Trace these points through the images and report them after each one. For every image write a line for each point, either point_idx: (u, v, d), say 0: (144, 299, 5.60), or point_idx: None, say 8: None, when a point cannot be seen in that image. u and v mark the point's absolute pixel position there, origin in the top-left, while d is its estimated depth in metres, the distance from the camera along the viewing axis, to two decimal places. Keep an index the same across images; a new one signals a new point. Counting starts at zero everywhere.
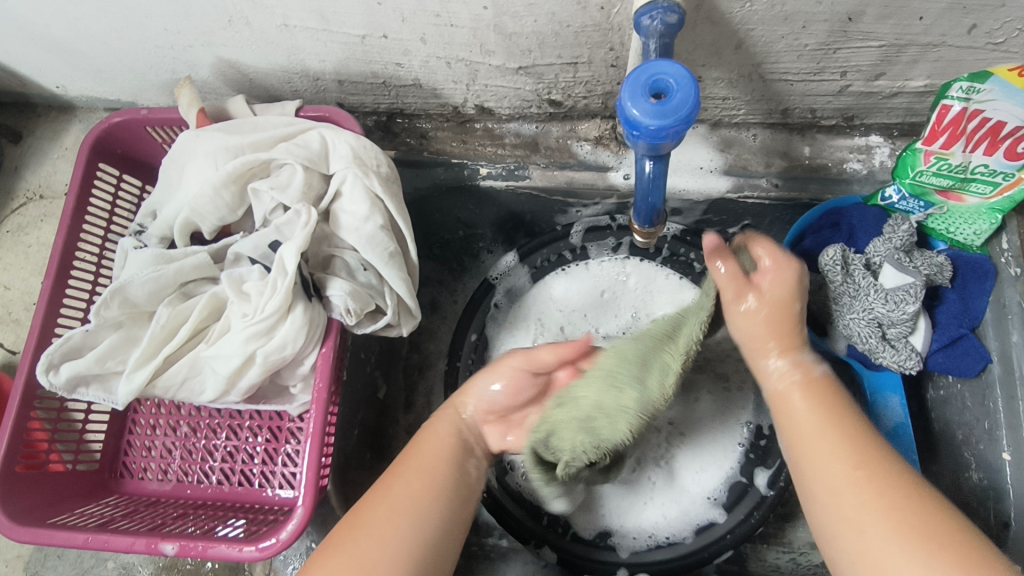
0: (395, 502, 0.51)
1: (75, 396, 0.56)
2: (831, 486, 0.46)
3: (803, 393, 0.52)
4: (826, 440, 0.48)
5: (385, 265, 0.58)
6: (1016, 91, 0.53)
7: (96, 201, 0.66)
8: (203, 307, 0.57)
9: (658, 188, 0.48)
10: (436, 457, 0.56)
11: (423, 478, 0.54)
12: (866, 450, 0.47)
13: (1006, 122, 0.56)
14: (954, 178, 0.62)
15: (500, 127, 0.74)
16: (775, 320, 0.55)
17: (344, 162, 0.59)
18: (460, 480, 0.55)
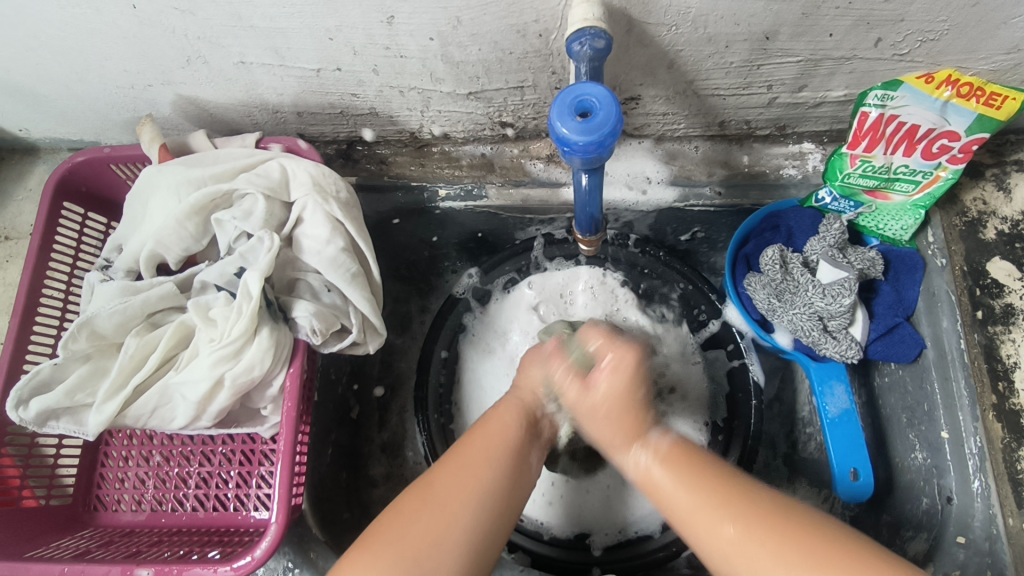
0: (459, 479, 0.53)
1: (46, 430, 0.57)
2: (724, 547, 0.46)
3: (665, 468, 0.52)
4: (705, 507, 0.48)
5: (348, 285, 0.61)
6: (925, 96, 0.59)
7: (62, 239, 0.67)
8: (171, 336, 0.59)
9: (595, 199, 0.52)
10: (481, 454, 0.56)
11: (460, 479, 0.53)
12: (740, 500, 0.47)
13: (920, 124, 0.61)
14: (879, 178, 0.67)
15: (456, 150, 0.77)
16: (612, 410, 0.57)
17: (304, 190, 0.61)
18: (524, 465, 0.57)
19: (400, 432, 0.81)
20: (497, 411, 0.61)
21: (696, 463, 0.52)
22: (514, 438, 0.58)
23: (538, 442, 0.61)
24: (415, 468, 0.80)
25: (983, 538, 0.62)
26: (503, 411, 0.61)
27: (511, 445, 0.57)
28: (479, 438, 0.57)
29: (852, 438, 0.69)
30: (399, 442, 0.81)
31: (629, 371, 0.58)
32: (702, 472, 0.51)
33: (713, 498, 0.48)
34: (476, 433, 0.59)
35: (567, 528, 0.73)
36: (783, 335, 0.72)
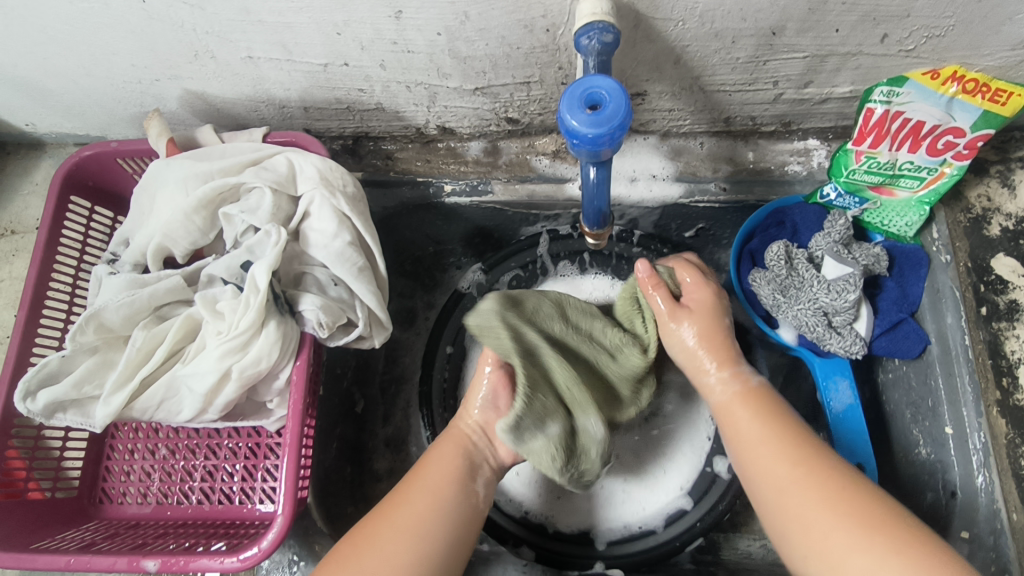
0: (398, 524, 0.52)
1: (53, 422, 0.57)
2: (776, 484, 0.52)
3: (742, 403, 0.58)
4: (768, 445, 0.54)
5: (354, 279, 0.61)
6: (930, 92, 0.59)
7: (69, 233, 0.68)
8: (177, 329, 0.59)
9: (603, 192, 0.52)
10: (421, 498, 0.54)
11: (396, 527, 0.52)
12: (803, 448, 0.53)
13: (926, 121, 0.62)
14: (884, 174, 0.68)
15: (462, 146, 0.77)
16: (707, 337, 0.61)
17: (311, 184, 0.61)
18: (466, 501, 0.56)
19: (404, 427, 0.80)
20: (440, 443, 0.59)
21: (773, 404, 0.57)
22: (453, 474, 0.57)
23: (482, 467, 0.59)
24: (419, 463, 0.79)
25: (988, 533, 0.62)
26: (443, 441, 0.59)
27: (449, 480, 0.56)
28: (420, 474, 0.56)
29: (854, 434, 0.69)
30: (402, 437, 0.80)
31: (715, 304, 0.63)
32: (778, 417, 0.55)
33: (777, 439, 0.54)
34: (422, 466, 0.58)
35: (572, 524, 0.73)
36: (788, 331, 0.72)
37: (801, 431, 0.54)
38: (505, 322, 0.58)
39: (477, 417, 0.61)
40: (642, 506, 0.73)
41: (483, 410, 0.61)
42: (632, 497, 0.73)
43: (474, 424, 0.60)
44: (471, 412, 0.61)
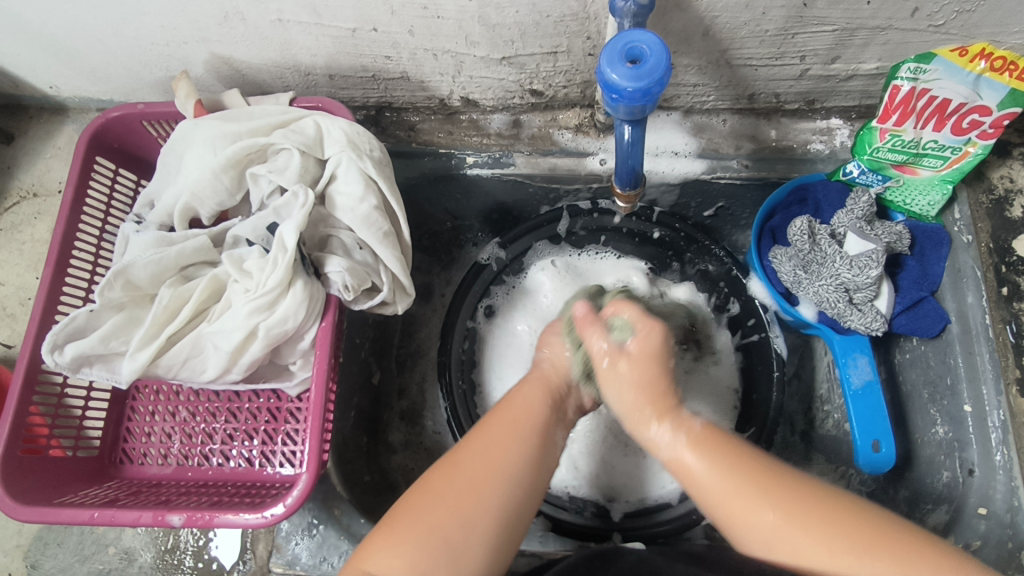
0: (488, 460, 0.52)
1: (80, 375, 0.57)
2: (759, 532, 0.48)
3: (694, 453, 0.51)
4: (739, 494, 0.49)
5: (379, 243, 0.61)
6: (957, 70, 0.59)
7: (94, 194, 0.68)
8: (203, 288, 0.59)
9: (636, 153, 0.52)
10: (505, 437, 0.53)
11: (479, 468, 0.51)
12: (779, 490, 0.48)
13: (952, 98, 0.61)
14: (908, 152, 0.68)
15: (484, 118, 0.77)
16: (638, 389, 0.54)
17: (339, 146, 0.62)
18: (549, 448, 0.55)
19: (420, 401, 0.83)
20: (522, 386, 0.59)
21: (725, 446, 0.51)
22: (542, 416, 0.56)
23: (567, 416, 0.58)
24: (433, 437, 0.82)
25: (1004, 511, 0.63)
26: (535, 385, 0.59)
27: (540, 420, 0.55)
28: (508, 412, 0.56)
29: (876, 410, 0.69)
30: (418, 410, 0.83)
31: (659, 345, 0.55)
32: (732, 456, 0.50)
33: (741, 483, 0.49)
34: (506, 404, 0.57)
35: (605, 496, 0.75)
36: (807, 309, 0.72)
37: (756, 460, 0.50)
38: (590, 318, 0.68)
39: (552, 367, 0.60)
40: (671, 475, 0.75)
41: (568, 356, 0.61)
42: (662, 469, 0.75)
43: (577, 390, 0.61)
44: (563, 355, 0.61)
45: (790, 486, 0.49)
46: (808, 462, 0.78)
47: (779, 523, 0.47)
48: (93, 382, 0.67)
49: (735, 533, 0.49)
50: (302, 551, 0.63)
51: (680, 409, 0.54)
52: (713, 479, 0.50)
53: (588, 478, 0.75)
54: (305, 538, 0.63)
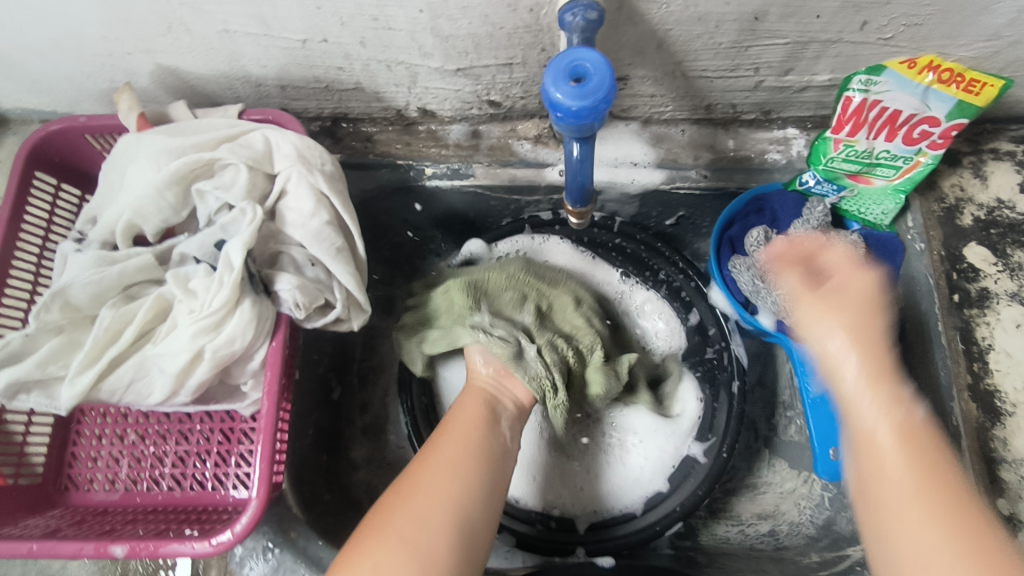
0: (438, 463, 0.53)
1: (15, 403, 0.55)
2: (913, 540, 0.42)
3: (896, 438, 0.47)
4: (919, 501, 0.43)
5: (332, 259, 0.60)
6: (907, 82, 0.60)
7: (33, 211, 0.65)
8: (148, 309, 0.57)
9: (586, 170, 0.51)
10: (446, 451, 0.55)
11: (434, 471, 0.53)
12: (961, 510, 0.42)
13: (902, 110, 0.62)
14: (861, 162, 0.68)
15: (443, 129, 0.77)
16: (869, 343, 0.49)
17: (288, 161, 0.60)
18: (493, 441, 0.58)
19: (382, 415, 0.82)
20: (458, 403, 0.62)
21: (931, 450, 0.46)
22: (477, 418, 0.59)
23: (503, 413, 0.62)
24: (397, 451, 0.81)
25: None
26: (466, 400, 0.62)
27: (474, 424, 0.59)
28: (447, 425, 0.58)
29: (831, 418, 0.68)
30: (381, 425, 0.82)
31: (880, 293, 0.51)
32: (937, 461, 0.45)
33: (927, 485, 0.44)
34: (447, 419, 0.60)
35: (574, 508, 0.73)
36: (766, 317, 0.71)
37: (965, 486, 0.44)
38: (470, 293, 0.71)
39: (485, 371, 0.65)
40: (643, 477, 0.73)
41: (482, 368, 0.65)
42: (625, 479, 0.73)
43: (485, 377, 0.64)
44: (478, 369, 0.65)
45: (987, 527, 0.42)
46: (772, 468, 0.79)
47: (937, 538, 0.41)
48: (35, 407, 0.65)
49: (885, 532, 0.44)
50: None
51: (909, 391, 0.49)
52: (897, 472, 0.45)
53: (554, 487, 0.74)
54: (259, 563, 0.61)
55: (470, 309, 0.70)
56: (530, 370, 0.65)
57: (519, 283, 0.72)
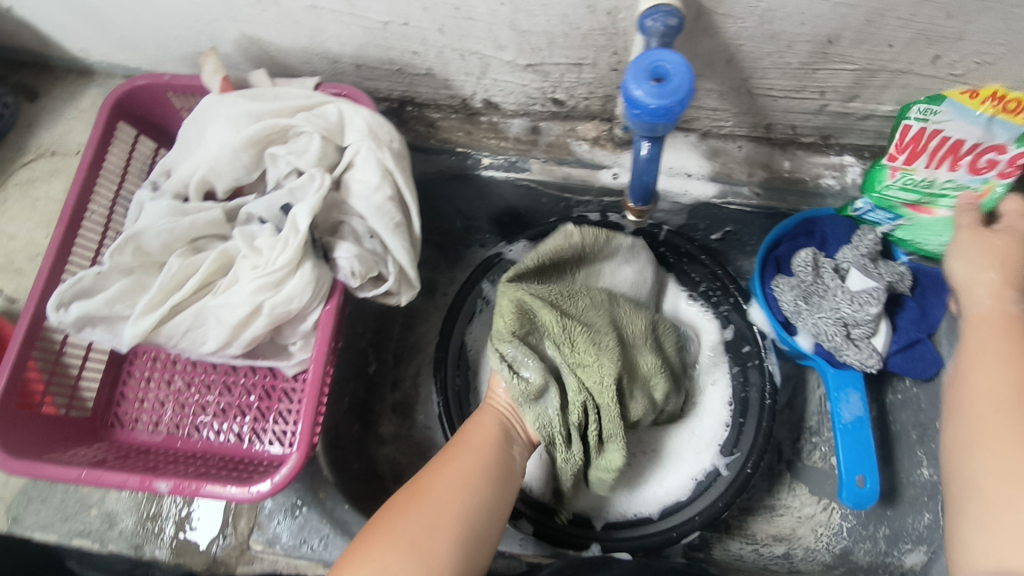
0: (449, 475, 0.62)
1: (81, 335, 0.58)
2: (977, 402, 0.55)
3: (998, 325, 0.60)
4: (988, 374, 0.56)
5: (391, 234, 0.62)
6: (969, 112, 0.60)
7: (111, 159, 0.68)
8: (212, 261, 0.60)
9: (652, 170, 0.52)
10: (458, 467, 0.63)
11: (445, 485, 0.60)
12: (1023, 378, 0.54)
13: (964, 139, 0.62)
14: (920, 192, 0.68)
15: (504, 122, 0.79)
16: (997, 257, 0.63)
17: (359, 135, 0.62)
18: (503, 464, 0.65)
19: (413, 394, 0.84)
20: (473, 421, 0.70)
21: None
22: (491, 440, 0.67)
23: (515, 440, 0.69)
24: (424, 431, 0.83)
25: None
26: (483, 418, 0.70)
27: (487, 445, 0.66)
28: (464, 442, 0.66)
29: (867, 445, 0.68)
30: (411, 403, 0.84)
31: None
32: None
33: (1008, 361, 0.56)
34: (464, 435, 0.68)
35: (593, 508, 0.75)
36: (806, 339, 0.71)
37: None
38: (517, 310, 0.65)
39: (502, 396, 0.71)
40: (659, 493, 0.75)
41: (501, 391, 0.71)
42: (646, 486, 0.76)
43: (502, 402, 0.71)
44: (497, 392, 0.72)
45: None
46: (794, 493, 0.78)
47: (994, 396, 0.54)
48: (92, 343, 0.67)
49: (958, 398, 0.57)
50: (282, 532, 0.64)
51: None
52: (994, 350, 0.58)
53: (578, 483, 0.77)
54: (287, 519, 0.64)
55: (510, 337, 0.65)
56: (543, 415, 0.66)
57: (566, 316, 0.66)
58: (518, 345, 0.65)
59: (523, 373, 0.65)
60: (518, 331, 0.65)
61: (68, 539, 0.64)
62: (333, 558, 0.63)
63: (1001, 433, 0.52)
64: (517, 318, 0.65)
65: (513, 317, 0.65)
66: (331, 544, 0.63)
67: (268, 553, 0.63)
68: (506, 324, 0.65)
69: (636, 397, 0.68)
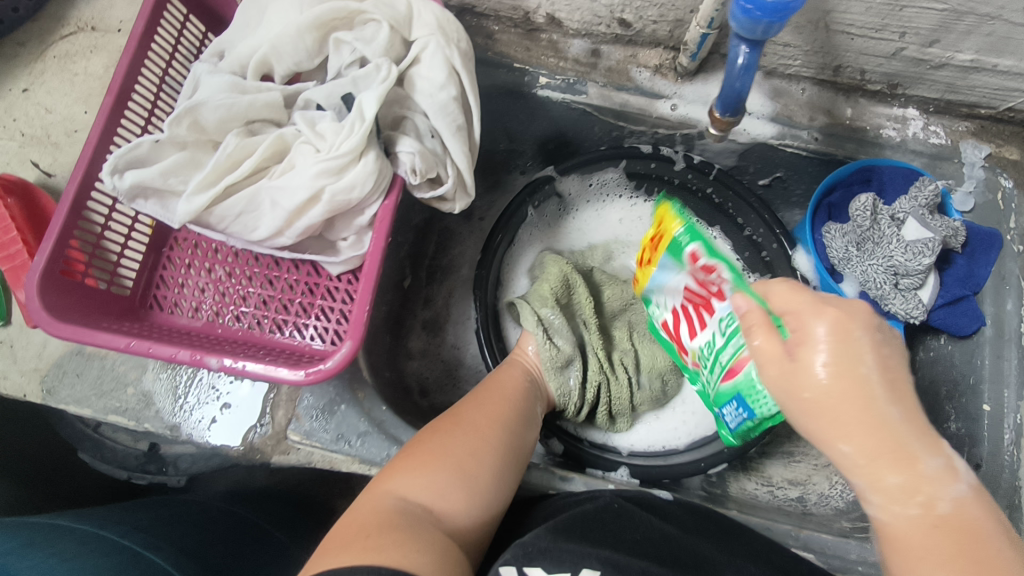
0: (487, 411, 0.64)
1: (133, 206, 0.57)
2: (827, 424, 0.44)
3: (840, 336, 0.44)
4: (835, 413, 0.44)
5: (452, 135, 0.60)
6: (663, 268, 0.67)
7: (161, 34, 0.65)
8: (269, 146, 0.58)
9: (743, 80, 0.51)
10: (490, 404, 0.65)
11: (484, 419, 0.63)
12: (868, 412, 0.43)
13: (676, 290, 0.66)
14: (723, 362, 0.60)
15: (564, 41, 0.76)
16: (844, 382, 0.43)
17: (428, 30, 0.60)
18: (530, 410, 0.68)
19: (443, 314, 0.87)
20: (501, 369, 0.71)
21: (859, 354, 0.43)
22: (520, 387, 0.69)
23: (543, 391, 0.72)
24: (451, 349, 0.86)
25: (1004, 506, 0.65)
26: (510, 367, 0.72)
27: (517, 390, 0.69)
28: (492, 385, 0.68)
29: None
30: (440, 322, 0.86)
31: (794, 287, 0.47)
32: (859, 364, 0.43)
33: (853, 392, 0.43)
34: (490, 380, 0.70)
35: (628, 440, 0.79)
36: (851, 286, 0.73)
37: (882, 384, 0.43)
38: (563, 278, 0.77)
39: (531, 354, 0.73)
40: (690, 428, 0.80)
41: (529, 350, 0.74)
42: (675, 420, 0.80)
43: (530, 360, 0.73)
44: (527, 350, 0.74)
45: (877, 408, 0.43)
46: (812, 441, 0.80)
47: (855, 442, 0.43)
48: (138, 213, 0.67)
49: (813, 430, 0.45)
50: (319, 427, 0.63)
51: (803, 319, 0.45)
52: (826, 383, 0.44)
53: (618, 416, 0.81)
54: (324, 414, 0.64)
55: (551, 303, 0.75)
56: (565, 385, 0.72)
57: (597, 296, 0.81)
58: (556, 312, 0.74)
59: (557, 340, 0.73)
60: (558, 300, 0.76)
61: (103, 414, 0.64)
62: (369, 455, 0.63)
63: (880, 476, 0.43)
64: (559, 290, 0.76)
65: (561, 282, 0.77)
66: (368, 442, 0.63)
67: (305, 445, 0.63)
68: (549, 291, 0.76)
69: (644, 385, 0.78)
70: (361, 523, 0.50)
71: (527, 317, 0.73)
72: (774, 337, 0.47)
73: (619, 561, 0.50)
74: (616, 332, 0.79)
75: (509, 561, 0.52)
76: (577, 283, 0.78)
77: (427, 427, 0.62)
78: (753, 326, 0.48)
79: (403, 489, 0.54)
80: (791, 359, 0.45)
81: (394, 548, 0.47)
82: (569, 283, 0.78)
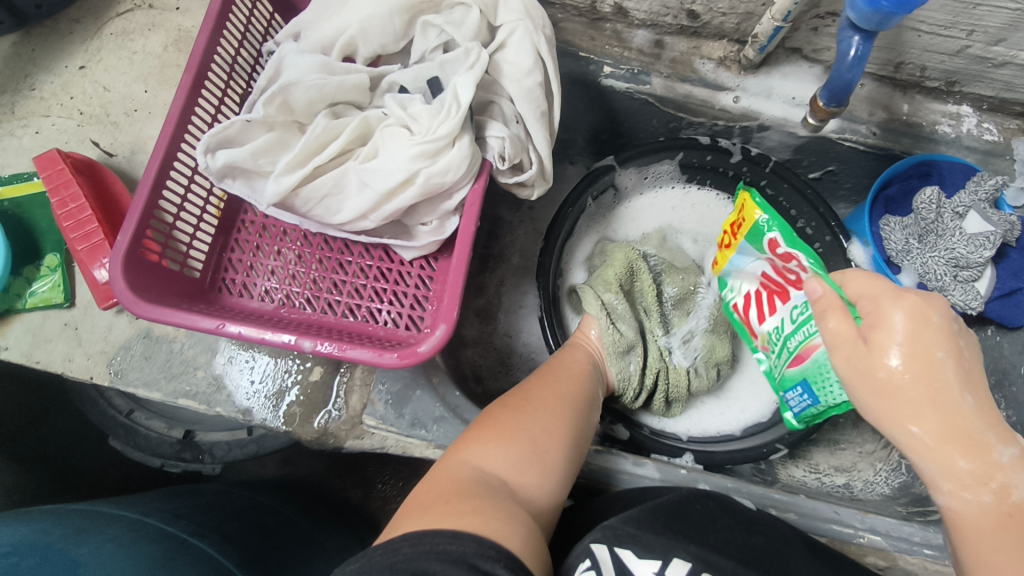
0: (558, 390, 0.64)
1: (222, 185, 0.56)
2: (898, 412, 0.45)
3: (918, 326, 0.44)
4: (906, 402, 0.45)
5: (537, 121, 0.60)
6: (738, 257, 0.67)
7: (235, 14, 0.64)
8: (356, 127, 0.57)
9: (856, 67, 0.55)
10: (559, 384, 0.65)
11: (556, 398, 0.63)
12: (943, 402, 0.44)
13: (755, 276, 0.65)
14: (790, 350, 0.60)
15: (629, 31, 0.77)
16: (921, 372, 0.44)
17: (516, 14, 0.59)
18: (595, 393, 0.68)
19: (495, 302, 0.87)
20: (566, 351, 0.72)
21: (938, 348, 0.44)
22: (584, 369, 0.70)
23: (605, 374, 0.73)
24: (503, 336, 0.86)
25: None
26: (574, 349, 0.72)
27: (583, 372, 0.69)
28: (557, 366, 0.69)
29: None
30: (493, 310, 0.87)
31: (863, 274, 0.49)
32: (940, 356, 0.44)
33: (930, 382, 0.44)
34: (554, 362, 0.70)
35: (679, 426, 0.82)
36: (908, 278, 0.75)
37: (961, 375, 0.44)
38: (629, 266, 0.79)
39: (594, 337, 0.74)
40: (743, 413, 0.83)
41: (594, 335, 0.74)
42: (724, 409, 0.83)
43: (592, 343, 0.74)
44: (590, 333, 0.75)
45: (954, 398, 0.44)
46: (857, 429, 0.82)
47: (926, 429, 0.45)
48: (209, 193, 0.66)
49: (883, 417, 0.47)
50: (393, 412, 0.63)
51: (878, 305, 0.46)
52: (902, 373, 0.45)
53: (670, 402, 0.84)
54: (399, 400, 0.63)
55: (615, 289, 0.77)
56: (625, 369, 0.74)
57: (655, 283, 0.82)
58: (620, 298, 0.76)
59: (620, 326, 0.74)
60: (623, 285, 0.78)
61: (173, 398, 0.64)
62: (445, 440, 0.63)
63: (949, 463, 0.45)
64: (623, 278, 0.78)
65: (628, 267, 0.79)
66: (444, 426, 0.63)
67: (380, 430, 0.63)
68: (613, 278, 0.77)
69: (701, 372, 0.79)
70: (444, 489, 0.50)
71: (591, 301, 0.75)
72: (849, 320, 0.47)
73: (710, 558, 0.52)
74: (674, 319, 0.81)
75: (599, 540, 0.53)
76: (641, 269, 0.80)
77: (497, 400, 0.62)
78: (827, 309, 0.49)
79: (481, 459, 0.54)
80: (865, 343, 0.46)
81: (484, 514, 0.46)
82: (634, 271, 0.79)
